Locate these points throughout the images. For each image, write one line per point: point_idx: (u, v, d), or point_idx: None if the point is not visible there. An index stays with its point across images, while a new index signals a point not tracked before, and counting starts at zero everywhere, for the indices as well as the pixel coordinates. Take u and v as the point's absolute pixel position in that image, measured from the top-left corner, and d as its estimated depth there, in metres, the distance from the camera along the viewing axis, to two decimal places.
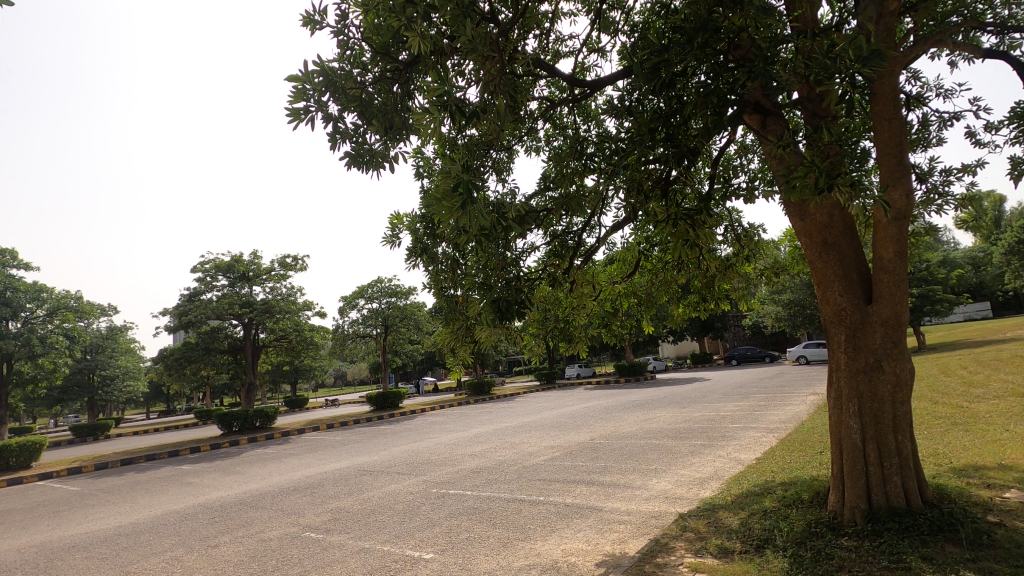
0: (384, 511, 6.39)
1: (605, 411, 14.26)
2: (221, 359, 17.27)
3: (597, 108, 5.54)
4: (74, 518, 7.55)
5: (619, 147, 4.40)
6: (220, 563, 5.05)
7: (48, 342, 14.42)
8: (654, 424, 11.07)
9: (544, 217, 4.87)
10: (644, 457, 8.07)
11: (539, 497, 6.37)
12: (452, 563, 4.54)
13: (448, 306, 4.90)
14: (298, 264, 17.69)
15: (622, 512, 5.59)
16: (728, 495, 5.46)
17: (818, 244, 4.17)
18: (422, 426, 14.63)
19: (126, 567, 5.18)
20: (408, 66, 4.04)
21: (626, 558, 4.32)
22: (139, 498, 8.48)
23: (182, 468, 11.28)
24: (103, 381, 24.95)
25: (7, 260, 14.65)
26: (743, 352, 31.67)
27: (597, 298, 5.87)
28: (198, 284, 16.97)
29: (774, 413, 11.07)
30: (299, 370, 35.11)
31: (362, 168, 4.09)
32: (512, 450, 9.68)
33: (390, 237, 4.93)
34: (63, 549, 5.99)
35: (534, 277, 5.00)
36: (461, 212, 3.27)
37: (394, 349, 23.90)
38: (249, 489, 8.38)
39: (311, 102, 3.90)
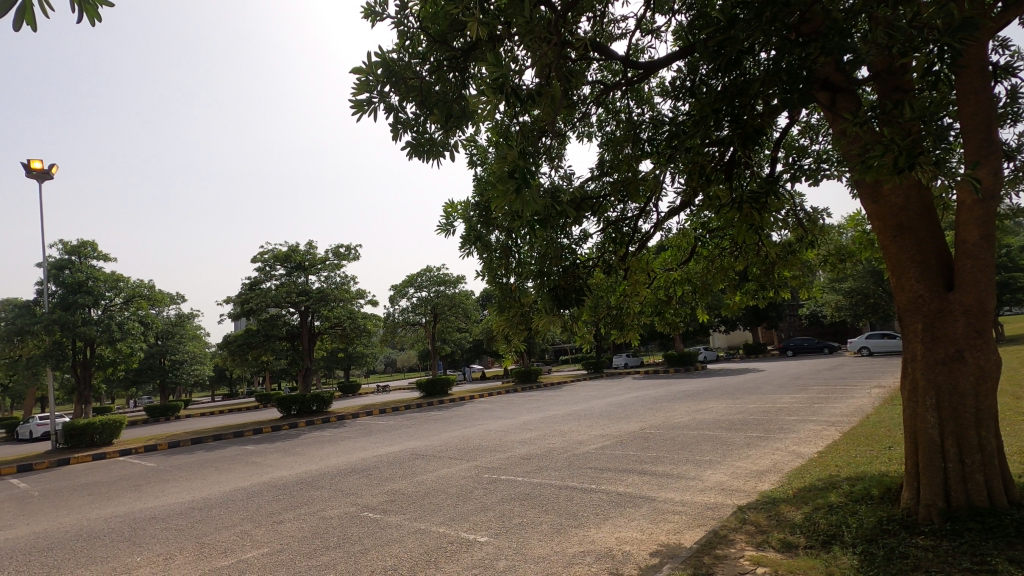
0: (438, 494, 6.54)
1: (655, 401, 14.05)
2: (280, 345, 18.01)
3: (651, 91, 5.40)
4: (152, 491, 8.10)
5: (678, 128, 4.27)
6: (284, 538, 5.30)
7: (125, 328, 15.41)
8: (708, 415, 10.83)
9: (600, 204, 4.77)
10: (697, 448, 7.90)
11: (591, 485, 6.37)
12: (507, 547, 4.60)
13: (502, 292, 4.87)
14: (351, 254, 18.21)
15: (677, 502, 5.51)
16: (789, 489, 5.28)
17: (893, 228, 3.93)
18: (471, 413, 14.82)
19: (201, 538, 5.51)
20: (465, 54, 4.03)
21: (682, 549, 4.27)
22: (209, 475, 9.01)
23: (247, 448, 11.90)
24: (173, 365, 26.62)
25: (88, 252, 15.71)
26: (800, 342, 30.55)
27: (650, 286, 5.77)
28: (258, 274, 17.75)
29: (835, 405, 10.64)
30: (352, 357, 36.30)
31: (422, 157, 4.14)
32: (562, 438, 9.70)
33: (444, 226, 4.97)
34: (143, 520, 6.44)
35: (589, 265, 4.95)
36: (517, 197, 3.25)
37: (443, 336, 24.31)
38: (308, 470, 8.75)
39: (374, 94, 3.98)
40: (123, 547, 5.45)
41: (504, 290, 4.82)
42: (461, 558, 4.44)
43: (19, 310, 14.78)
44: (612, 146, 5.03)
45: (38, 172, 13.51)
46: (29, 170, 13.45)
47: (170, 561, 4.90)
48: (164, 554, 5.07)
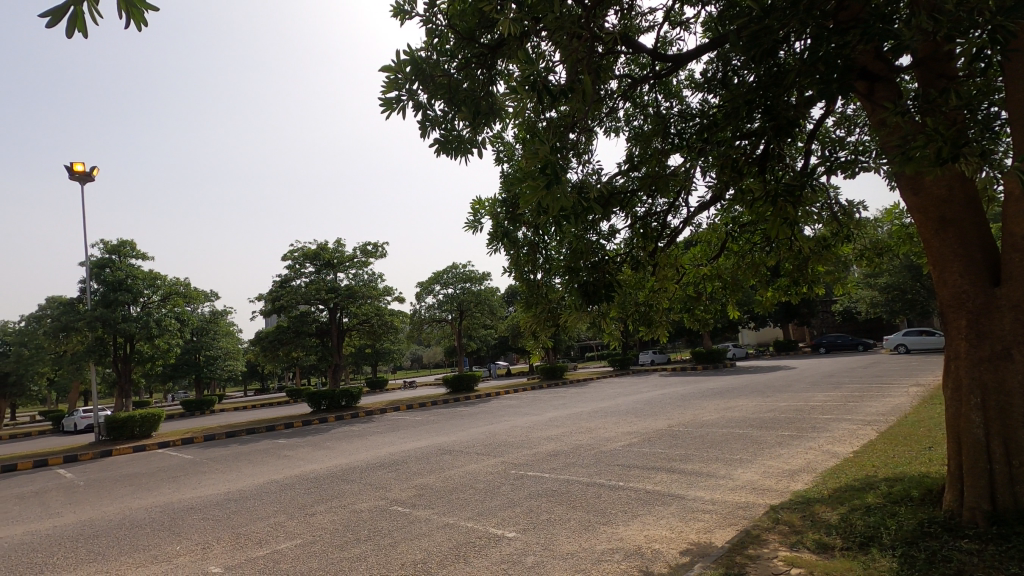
0: (465, 489, 6.59)
1: (683, 398, 13.88)
2: (310, 341, 18.35)
3: (679, 84, 5.31)
4: (190, 483, 8.35)
5: (708, 121, 4.20)
6: (317, 530, 5.41)
7: (163, 325, 15.90)
8: (738, 413, 10.64)
9: (629, 199, 4.71)
10: (727, 447, 7.78)
11: (619, 482, 6.34)
12: (535, 543, 4.61)
13: (529, 289, 4.87)
14: (378, 252, 18.44)
15: (707, 501, 5.44)
16: (824, 489, 5.17)
17: (934, 221, 3.80)
18: (497, 409, 14.88)
19: (237, 529, 5.67)
20: (493, 50, 4.02)
21: (713, 548, 4.21)
22: (243, 468, 9.26)
23: (279, 442, 12.18)
24: (208, 361, 27.43)
25: (127, 251, 16.22)
26: (833, 339, 29.77)
27: (679, 282, 5.69)
28: (289, 272, 18.12)
29: (871, 404, 10.35)
30: (379, 354, 36.76)
31: (451, 154, 4.16)
32: (589, 435, 9.66)
33: (471, 223, 4.99)
34: (181, 510, 6.64)
35: (618, 260, 4.89)
36: (547, 192, 3.24)
37: (469, 333, 24.44)
38: (338, 464, 8.91)
39: (403, 92, 4.01)
40: (163, 536, 5.64)
41: (531, 287, 4.81)
42: (490, 553, 4.47)
43: (63, 307, 15.37)
44: (640, 140, 4.97)
45: (80, 174, 14.01)
46: (72, 172, 13.96)
47: (207, 551, 5.04)
48: (202, 544, 5.23)
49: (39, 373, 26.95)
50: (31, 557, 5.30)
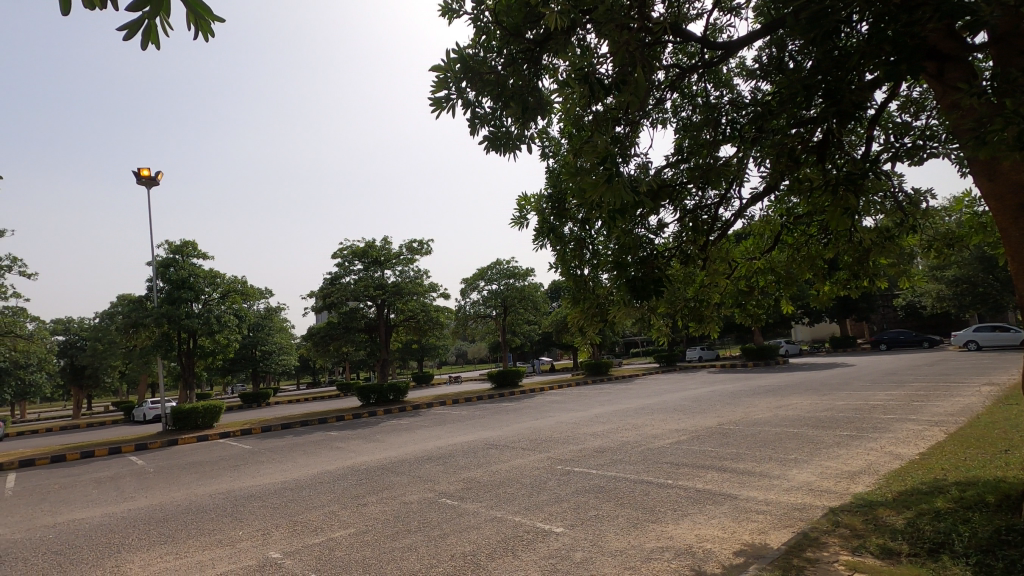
0: (512, 484, 6.64)
1: (733, 396, 13.50)
2: (359, 337, 18.86)
3: (729, 72, 5.14)
4: (249, 472, 8.75)
5: (762, 110, 4.06)
6: (369, 520, 5.57)
7: (222, 321, 16.67)
8: (791, 411, 10.28)
9: (678, 192, 4.61)
10: (781, 446, 7.53)
11: (668, 480, 6.24)
12: (583, 539, 4.60)
13: (576, 284, 4.85)
14: (423, 249, 18.77)
15: (761, 501, 5.28)
16: (887, 492, 4.93)
17: (1012, 209, 3.55)
18: (541, 405, 14.90)
19: (294, 516, 5.91)
20: (540, 45, 3.99)
21: (768, 550, 4.10)
22: (298, 458, 9.63)
23: (331, 433, 12.59)
24: (264, 355, 28.65)
25: (189, 251, 17.08)
26: (895, 335, 28.28)
27: (730, 276, 5.51)
28: (339, 269, 18.67)
29: (938, 404, 9.79)
30: (425, 349, 37.44)
31: (499, 151, 4.18)
32: (635, 432, 9.55)
33: (517, 219, 5.00)
34: (242, 497, 6.98)
35: (666, 255, 4.79)
36: (607, 188, 3.22)
37: (513, 329, 24.56)
38: (388, 456, 9.14)
39: (452, 90, 4.05)
40: (226, 521, 5.94)
41: (578, 282, 4.79)
42: (538, 547, 4.49)
43: (132, 304, 16.36)
44: (689, 132, 4.84)
45: (147, 179, 14.85)
46: (139, 177, 14.82)
47: (268, 537, 5.28)
48: (262, 530, 5.48)
49: (112, 366, 28.82)
50: (111, 537, 5.70)
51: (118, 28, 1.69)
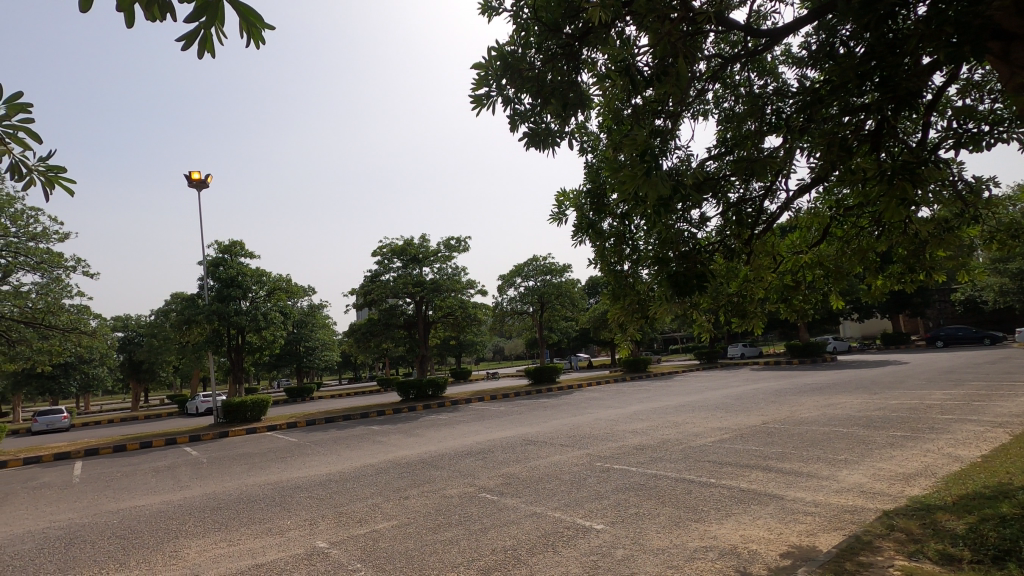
0: (551, 480, 6.65)
1: (778, 394, 13.12)
2: (398, 333, 19.20)
3: (774, 60, 4.97)
4: (295, 464, 9.04)
5: (809, 98, 3.93)
6: (411, 512, 5.69)
7: (268, 317, 17.23)
8: (841, 410, 9.93)
9: (722, 185, 4.48)
10: (830, 446, 7.27)
11: (711, 479, 6.12)
12: (624, 536, 4.58)
13: (616, 280, 4.80)
14: (461, 246, 18.94)
15: (809, 503, 5.13)
16: (946, 496, 4.71)
17: None
18: (580, 402, 14.84)
19: (339, 508, 6.08)
20: (580, 39, 3.95)
21: (818, 552, 3.98)
22: (342, 452, 9.89)
23: (373, 428, 12.88)
24: (307, 351, 29.52)
25: (237, 250, 17.73)
26: (953, 331, 26.87)
27: (776, 271, 5.31)
28: (379, 267, 19.03)
29: (1003, 404, 9.26)
30: (463, 346, 37.83)
31: (539, 148, 4.18)
32: (676, 430, 9.41)
33: (556, 215, 4.97)
34: (289, 488, 7.22)
35: (708, 249, 4.67)
36: (645, 180, 3.19)
37: (550, 325, 24.52)
38: (428, 451, 9.28)
39: (492, 88, 4.08)
40: (275, 511, 6.17)
41: (618, 278, 4.74)
42: (579, 544, 4.48)
43: (185, 302, 17.11)
44: (733, 123, 4.70)
45: (197, 182, 15.48)
46: (190, 180, 15.46)
47: (314, 526, 5.45)
48: (309, 520, 5.66)
49: (167, 362, 30.17)
50: (170, 523, 6.00)
51: (179, 39, 1.77)
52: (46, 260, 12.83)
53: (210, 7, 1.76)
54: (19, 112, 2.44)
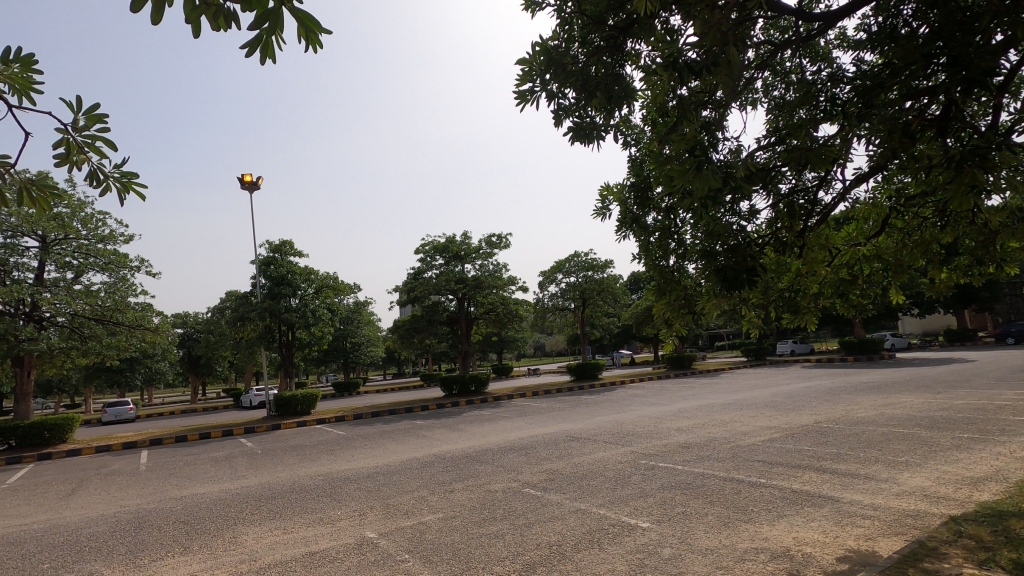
0: (595, 476, 6.62)
1: (832, 392, 12.61)
2: (441, 329, 19.47)
3: (828, 45, 4.75)
4: (344, 457, 9.31)
5: (869, 82, 3.73)
6: (455, 506, 5.77)
7: (317, 314, 17.78)
8: (900, 410, 9.47)
9: (773, 175, 4.31)
10: (889, 447, 6.95)
11: (761, 479, 5.96)
12: (671, 535, 4.51)
13: (661, 276, 4.70)
14: (502, 243, 19.04)
15: (867, 506, 4.92)
16: (1020, 502, 4.43)
17: None
18: (623, 399, 14.68)
19: (387, 499, 6.23)
20: (625, 31, 3.89)
21: (877, 557, 3.81)
22: (388, 445, 10.12)
23: (417, 422, 13.11)
24: (353, 347, 30.34)
25: (287, 249, 18.35)
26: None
27: (831, 265, 5.08)
28: (422, 264, 19.34)
29: None
30: (504, 342, 38.03)
31: (584, 142, 4.13)
32: (723, 428, 9.18)
33: (599, 210, 4.89)
34: (339, 480, 7.45)
35: (758, 242, 4.51)
36: (696, 174, 3.12)
37: (592, 322, 24.34)
38: (471, 445, 9.39)
39: (536, 83, 4.07)
40: (326, 501, 6.38)
41: (663, 273, 4.64)
42: (625, 541, 4.44)
43: (240, 299, 17.86)
44: (785, 111, 4.52)
45: (249, 184, 16.12)
46: (243, 182, 16.10)
47: (364, 517, 5.61)
48: (358, 511, 5.83)
49: (222, 356, 31.57)
50: (228, 511, 6.29)
51: (242, 46, 1.85)
52: (114, 260, 13.63)
53: (272, 15, 1.83)
54: (97, 123, 2.63)
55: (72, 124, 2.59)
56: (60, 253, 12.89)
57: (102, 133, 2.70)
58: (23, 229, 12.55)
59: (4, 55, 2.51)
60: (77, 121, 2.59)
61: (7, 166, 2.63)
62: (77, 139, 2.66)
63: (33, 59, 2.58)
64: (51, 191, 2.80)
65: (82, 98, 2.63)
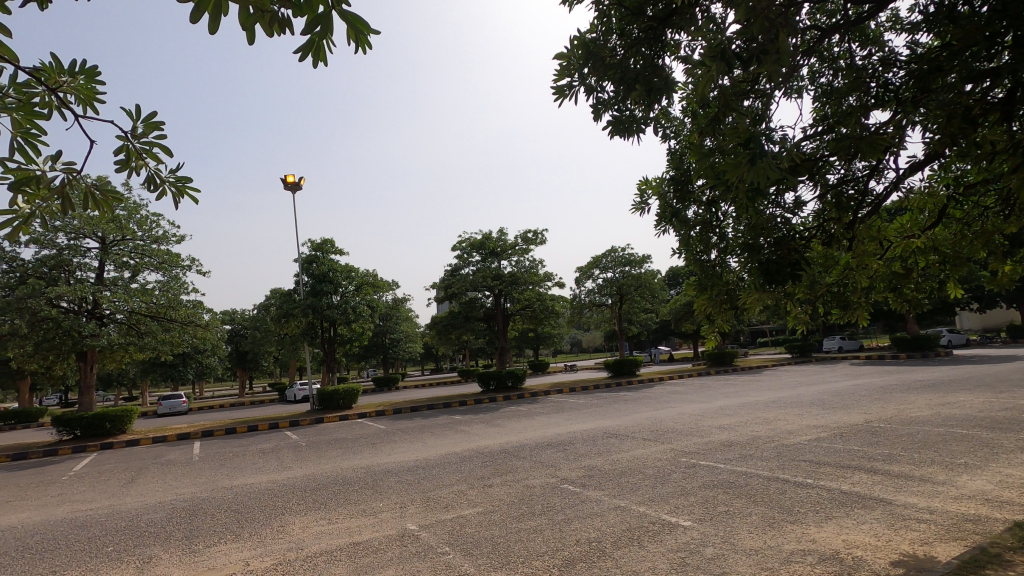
0: (635, 473, 6.56)
1: (884, 391, 12.08)
2: (478, 325, 19.63)
3: (879, 27, 4.53)
4: (385, 450, 9.50)
5: (925, 66, 3.54)
6: (495, 500, 5.82)
7: (357, 311, 18.18)
8: (959, 410, 9.01)
9: (821, 166, 4.15)
10: (946, 448, 6.63)
11: (807, 479, 5.78)
12: (714, 534, 4.43)
13: (703, 270, 4.59)
14: (538, 239, 19.01)
15: (922, 509, 4.71)
16: None
17: None
18: (662, 395, 14.47)
19: (427, 493, 6.34)
20: (663, 21, 3.80)
21: (934, 563, 3.65)
22: (427, 439, 10.28)
23: (455, 417, 13.26)
24: (392, 343, 30.90)
25: (328, 248, 18.81)
26: None
27: (882, 258, 4.84)
28: (459, 261, 19.52)
29: None
30: (541, 338, 38.02)
31: (623, 136, 4.09)
32: (767, 426, 8.95)
33: (638, 204, 4.82)
34: (380, 473, 7.62)
35: (805, 235, 4.35)
36: (746, 167, 3.03)
37: (629, 318, 24.06)
38: (508, 441, 9.44)
39: (574, 78, 4.04)
40: (368, 493, 6.54)
41: (704, 268, 4.55)
42: (665, 539, 4.40)
43: (284, 297, 18.44)
44: (832, 98, 4.34)
45: (292, 184, 16.62)
46: (286, 183, 16.60)
47: (405, 509, 5.72)
48: (400, 503, 5.95)
49: (268, 352, 32.68)
50: (276, 500, 6.52)
51: (296, 50, 1.90)
52: (167, 260, 14.26)
53: (323, 19, 1.88)
54: (154, 130, 2.77)
55: (132, 132, 2.74)
56: (118, 253, 13.60)
57: (158, 139, 2.84)
58: (84, 231, 13.28)
59: (70, 67, 2.67)
60: (136, 128, 2.74)
61: (73, 172, 2.79)
62: (136, 146, 2.81)
63: (96, 71, 2.73)
64: (112, 194, 2.96)
65: (141, 107, 2.78)
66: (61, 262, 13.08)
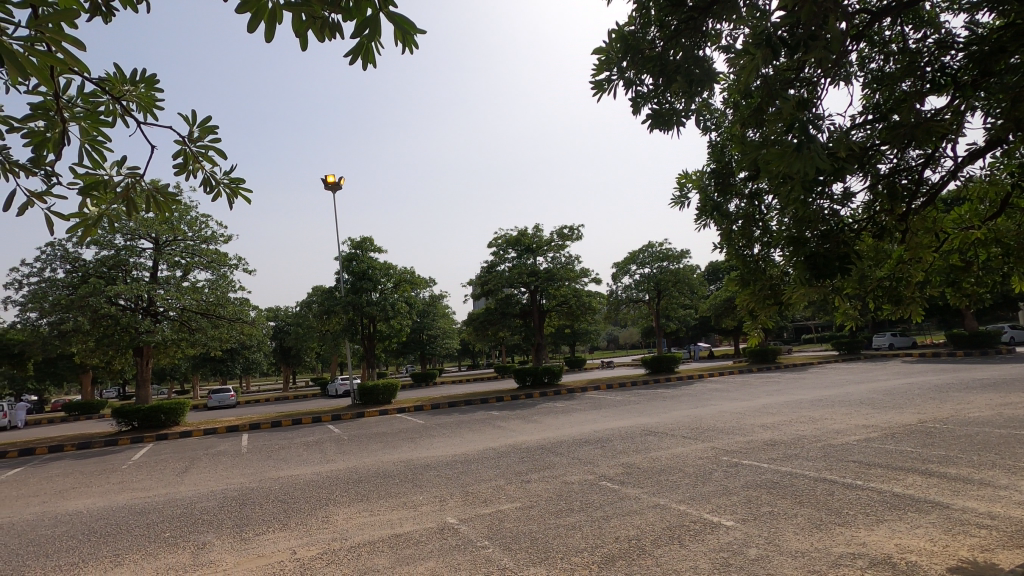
0: (675, 471, 6.47)
1: (939, 390, 11.51)
2: (514, 322, 19.69)
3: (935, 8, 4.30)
4: (424, 445, 9.65)
5: (986, 48, 3.35)
6: (533, 496, 5.85)
7: (396, 307, 18.51)
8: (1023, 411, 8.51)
9: (871, 154, 3.97)
10: (1009, 451, 6.27)
11: (857, 480, 5.58)
12: (758, 535, 4.33)
13: (745, 264, 4.46)
14: (574, 235, 18.90)
15: (983, 514, 4.48)
16: None
17: None
18: (702, 393, 14.21)
19: (466, 487, 6.42)
20: (704, 11, 3.65)
21: (995, 570, 3.48)
22: (465, 435, 10.39)
23: (493, 413, 13.35)
24: (430, 339, 31.32)
25: (367, 246, 19.19)
26: None
27: (939, 250, 4.60)
28: (495, 258, 19.61)
29: None
30: (577, 335, 37.83)
31: (663, 129, 4.02)
32: (814, 426, 8.66)
33: (678, 198, 4.73)
34: (420, 466, 7.76)
35: (854, 227, 4.18)
36: (795, 156, 2.94)
37: (667, 314, 23.69)
38: (545, 437, 9.46)
39: (612, 72, 4.01)
40: (408, 486, 6.67)
41: (747, 263, 4.42)
42: (707, 539, 4.33)
43: (325, 294, 18.92)
44: (883, 84, 4.15)
45: (332, 184, 17.02)
46: (326, 184, 17.02)
47: (445, 503, 5.81)
48: (440, 497, 6.04)
49: (311, 348, 33.65)
50: (320, 491, 6.73)
51: (346, 54, 1.97)
52: (215, 259, 14.84)
53: (371, 22, 1.92)
54: (209, 134, 2.89)
55: (189, 136, 2.87)
56: (170, 253, 14.26)
57: (213, 143, 2.97)
58: (139, 232, 13.96)
59: (131, 76, 2.82)
60: (193, 133, 2.86)
61: (135, 176, 2.94)
62: (193, 149, 2.94)
63: (154, 79, 2.87)
64: (171, 197, 3.12)
65: (196, 112, 2.91)
66: (119, 262, 13.79)
